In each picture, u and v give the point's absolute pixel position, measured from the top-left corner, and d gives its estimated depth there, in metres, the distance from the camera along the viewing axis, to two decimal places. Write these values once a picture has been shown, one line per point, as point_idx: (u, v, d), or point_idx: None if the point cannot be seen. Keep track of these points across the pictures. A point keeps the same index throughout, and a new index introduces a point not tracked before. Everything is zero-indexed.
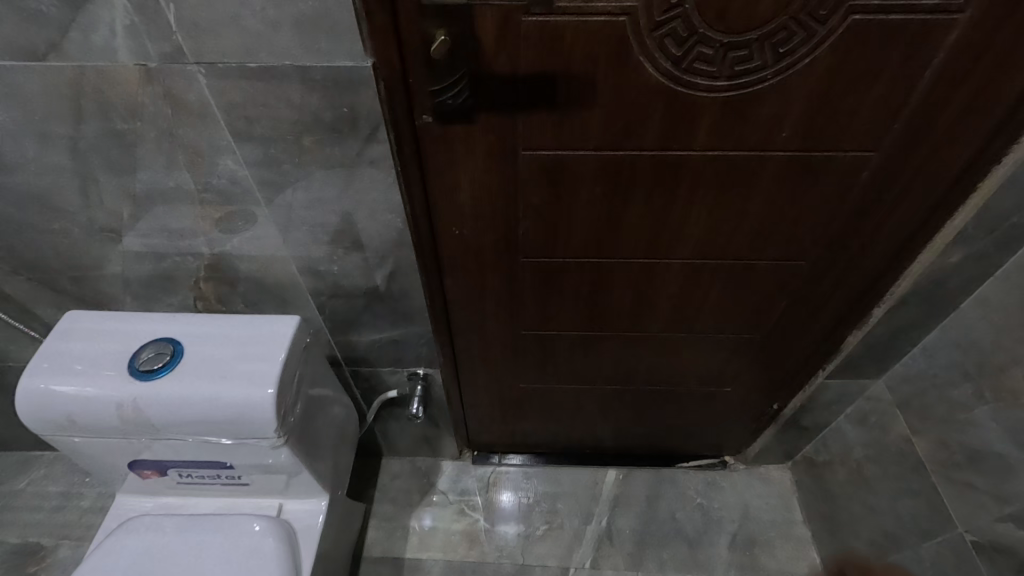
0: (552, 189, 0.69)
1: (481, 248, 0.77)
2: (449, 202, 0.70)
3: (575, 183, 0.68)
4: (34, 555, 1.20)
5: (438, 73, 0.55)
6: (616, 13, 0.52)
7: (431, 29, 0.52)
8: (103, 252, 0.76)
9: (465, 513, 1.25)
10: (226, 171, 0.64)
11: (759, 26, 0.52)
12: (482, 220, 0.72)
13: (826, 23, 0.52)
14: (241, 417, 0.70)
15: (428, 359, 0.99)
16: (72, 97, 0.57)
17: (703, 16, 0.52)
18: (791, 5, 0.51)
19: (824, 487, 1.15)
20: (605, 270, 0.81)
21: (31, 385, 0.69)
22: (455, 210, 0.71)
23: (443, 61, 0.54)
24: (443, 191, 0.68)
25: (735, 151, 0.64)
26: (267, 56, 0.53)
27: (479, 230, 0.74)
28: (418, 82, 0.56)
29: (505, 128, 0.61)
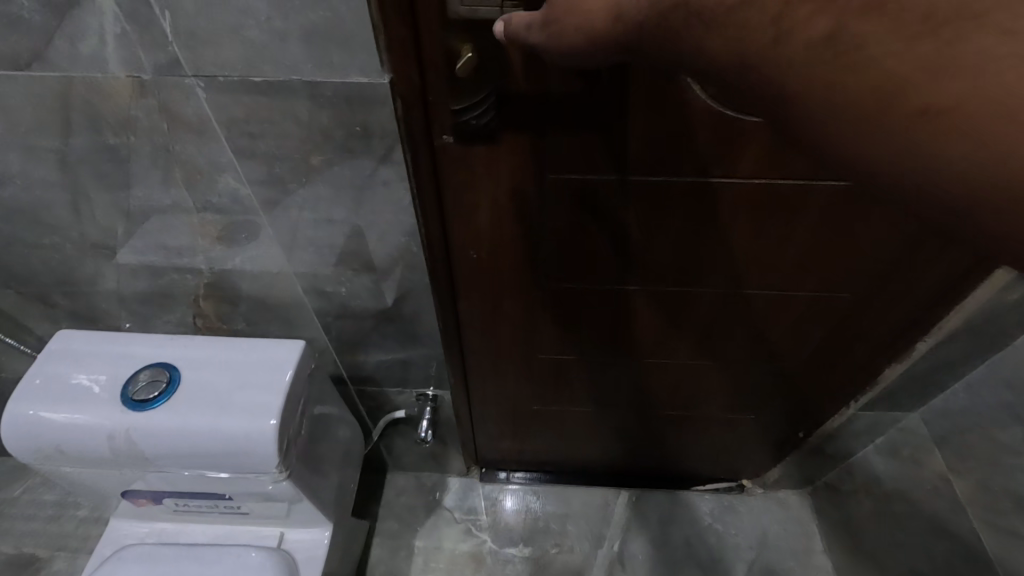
0: (580, 211, 0.64)
1: (498, 272, 0.72)
2: (467, 224, 0.65)
3: (605, 207, 0.63)
4: (29, 566, 1.17)
5: (462, 91, 0.50)
6: None
7: (456, 42, 0.47)
8: (97, 267, 0.72)
9: (472, 533, 1.20)
10: (226, 188, 0.59)
11: None
12: (500, 243, 0.67)
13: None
14: (240, 452, 0.66)
15: (437, 379, 0.94)
16: (59, 108, 0.52)
17: None
18: None
19: (846, 517, 1.10)
20: (634, 293, 0.76)
21: (18, 414, 0.65)
22: (471, 233, 0.66)
23: (468, 78, 0.49)
24: (461, 214, 0.63)
25: (783, 178, 0.59)
26: (273, 70, 0.48)
27: (499, 253, 0.69)
28: (441, 101, 0.51)
29: (533, 150, 0.56)
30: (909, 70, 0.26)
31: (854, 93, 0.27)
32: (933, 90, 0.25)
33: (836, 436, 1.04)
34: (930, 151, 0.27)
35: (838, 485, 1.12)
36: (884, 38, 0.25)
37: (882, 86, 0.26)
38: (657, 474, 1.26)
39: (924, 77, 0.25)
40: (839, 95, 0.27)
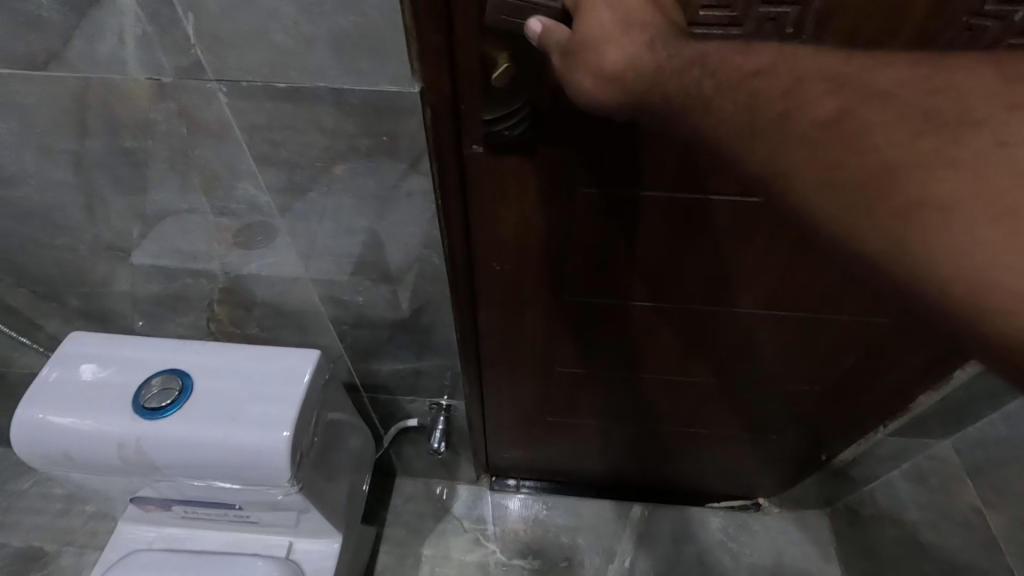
0: (611, 228, 0.61)
1: (520, 284, 0.69)
2: (492, 235, 0.62)
3: (639, 223, 0.61)
4: (35, 561, 1.16)
5: (497, 99, 0.48)
6: None
7: (492, 50, 0.44)
8: (111, 269, 0.70)
9: (480, 543, 1.19)
10: (245, 195, 0.57)
11: None
12: (525, 255, 0.65)
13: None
14: (252, 464, 0.64)
15: (452, 390, 0.92)
16: (75, 109, 0.50)
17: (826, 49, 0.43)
18: (935, 40, 0.42)
19: (868, 543, 1.07)
20: (660, 312, 0.74)
21: (27, 418, 0.63)
22: (495, 246, 0.64)
23: (504, 87, 0.47)
24: (487, 225, 0.61)
25: None
26: (299, 76, 0.46)
27: (523, 266, 0.66)
28: (474, 109, 0.49)
29: (567, 163, 0.54)
30: (904, 161, 0.27)
31: (852, 173, 0.28)
32: (925, 181, 0.27)
33: (860, 459, 1.01)
34: (921, 241, 0.27)
35: (859, 508, 1.08)
36: (884, 128, 0.28)
37: (878, 171, 0.28)
38: (671, 488, 1.23)
39: (917, 168, 0.27)
40: (837, 174, 0.28)
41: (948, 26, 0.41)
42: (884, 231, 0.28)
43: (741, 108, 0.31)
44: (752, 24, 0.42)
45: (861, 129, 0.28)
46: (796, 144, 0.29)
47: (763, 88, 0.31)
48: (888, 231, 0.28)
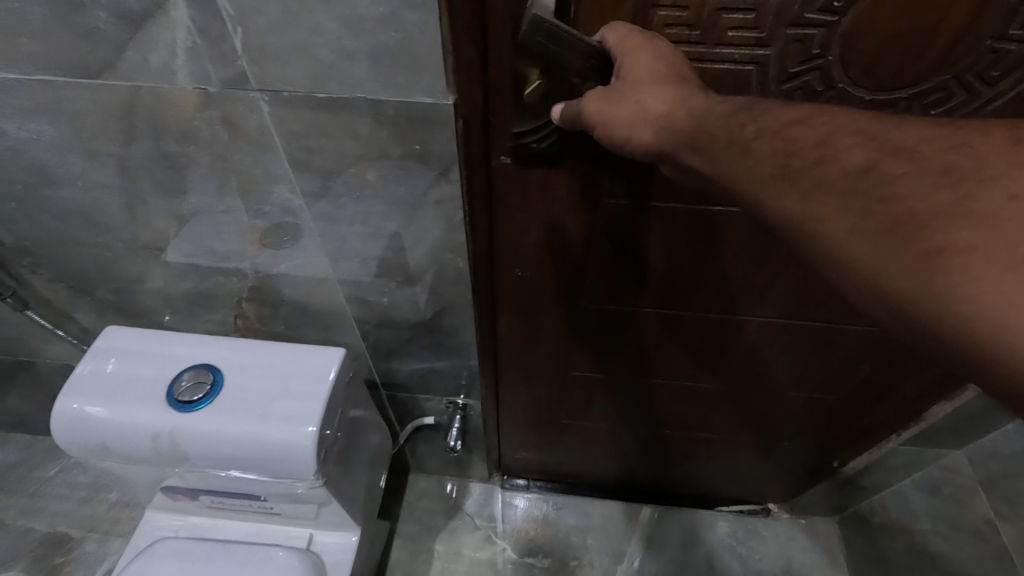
0: (634, 242, 0.63)
1: (542, 291, 0.71)
2: (517, 244, 0.64)
3: (660, 235, 0.62)
4: (61, 545, 1.20)
5: (528, 114, 0.49)
6: (744, 61, 0.44)
7: (524, 67, 0.46)
8: (146, 266, 0.73)
9: (491, 541, 1.20)
10: (280, 199, 0.60)
11: (912, 84, 0.45)
12: (547, 264, 0.66)
13: (995, 86, 0.44)
14: (279, 458, 0.66)
15: (469, 389, 0.94)
16: (124, 116, 0.52)
17: (849, 69, 0.44)
18: (958, 62, 0.43)
19: (878, 551, 1.07)
20: (677, 322, 0.75)
21: (67, 409, 0.66)
22: (519, 254, 0.65)
23: (535, 104, 0.49)
24: (512, 233, 0.62)
25: None
26: (338, 87, 0.48)
27: (544, 273, 0.68)
28: (502, 122, 0.51)
29: (592, 176, 0.56)
30: (926, 212, 0.29)
31: (879, 221, 0.30)
32: (947, 230, 0.28)
33: (870, 468, 1.02)
34: (943, 283, 0.27)
35: (870, 517, 1.09)
36: (907, 179, 0.30)
37: (904, 218, 0.29)
38: (679, 491, 1.24)
39: (939, 217, 0.28)
40: (864, 221, 0.30)
41: (972, 48, 0.42)
42: (906, 274, 0.28)
43: (778, 160, 0.33)
44: (779, 45, 0.43)
45: (889, 181, 0.30)
46: (827, 191, 0.32)
47: (798, 139, 0.33)
48: (911, 274, 0.28)
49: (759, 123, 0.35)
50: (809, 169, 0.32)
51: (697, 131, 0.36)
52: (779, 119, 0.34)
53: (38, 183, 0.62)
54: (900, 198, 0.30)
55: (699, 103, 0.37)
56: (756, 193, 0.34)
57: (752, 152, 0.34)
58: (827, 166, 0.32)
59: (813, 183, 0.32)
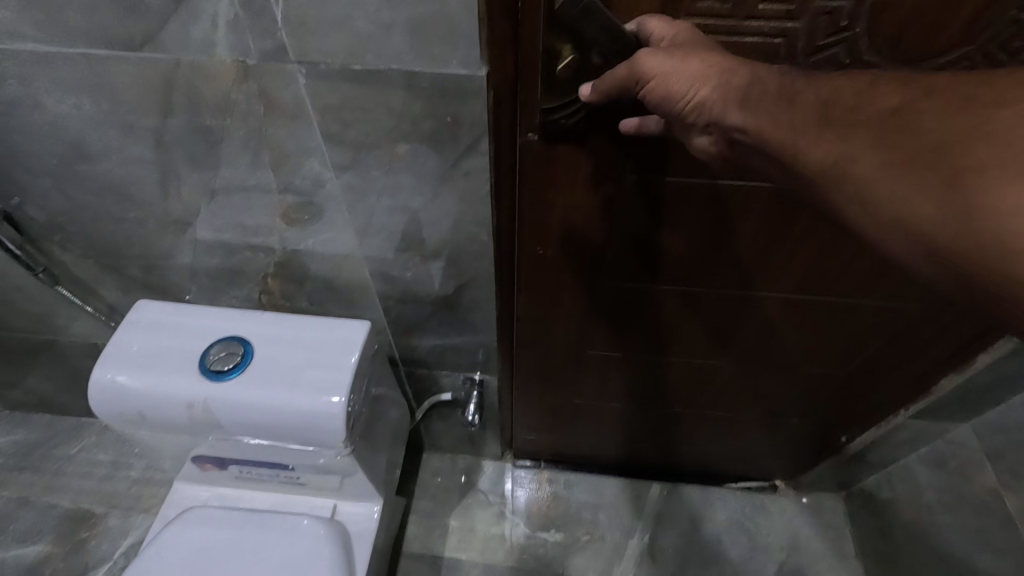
0: (656, 217, 0.65)
1: (562, 271, 0.73)
2: (539, 224, 0.66)
3: (680, 213, 0.64)
4: (85, 521, 1.23)
5: (558, 92, 0.51)
6: (773, 34, 0.46)
7: (556, 42, 0.47)
8: (175, 242, 0.75)
9: (504, 517, 1.23)
10: (311, 172, 0.61)
11: (936, 56, 0.46)
12: (568, 244, 0.68)
13: (1016, 57, 0.46)
14: (309, 426, 0.68)
15: (485, 366, 0.95)
16: (162, 89, 0.54)
17: (877, 41, 0.45)
18: (983, 34, 0.44)
19: (883, 525, 1.10)
20: (693, 298, 0.77)
21: (102, 379, 0.68)
22: (541, 234, 0.67)
23: (567, 79, 0.50)
24: (534, 213, 0.64)
25: None
26: (374, 59, 0.49)
27: (564, 253, 0.70)
28: (530, 99, 0.52)
29: (615, 152, 0.57)
30: (950, 141, 0.33)
31: (907, 154, 0.34)
32: (969, 156, 0.32)
33: (879, 442, 1.04)
34: (963, 200, 0.31)
35: (876, 492, 1.12)
36: (932, 116, 0.34)
37: (931, 150, 0.33)
38: (689, 470, 1.26)
39: (963, 144, 0.32)
40: (894, 157, 0.34)
41: (998, 18, 0.44)
42: (933, 199, 0.32)
43: (816, 111, 0.37)
44: (809, 18, 0.45)
45: (916, 120, 0.34)
46: (861, 133, 0.35)
47: (837, 96, 0.37)
48: (937, 200, 0.32)
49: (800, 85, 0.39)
50: (844, 120, 0.36)
51: (741, 90, 0.40)
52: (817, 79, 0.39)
53: (74, 158, 0.63)
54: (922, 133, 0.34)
55: (741, 66, 0.41)
56: (793, 144, 0.38)
57: (794, 106, 0.38)
58: (863, 111, 0.36)
59: (849, 129, 0.36)
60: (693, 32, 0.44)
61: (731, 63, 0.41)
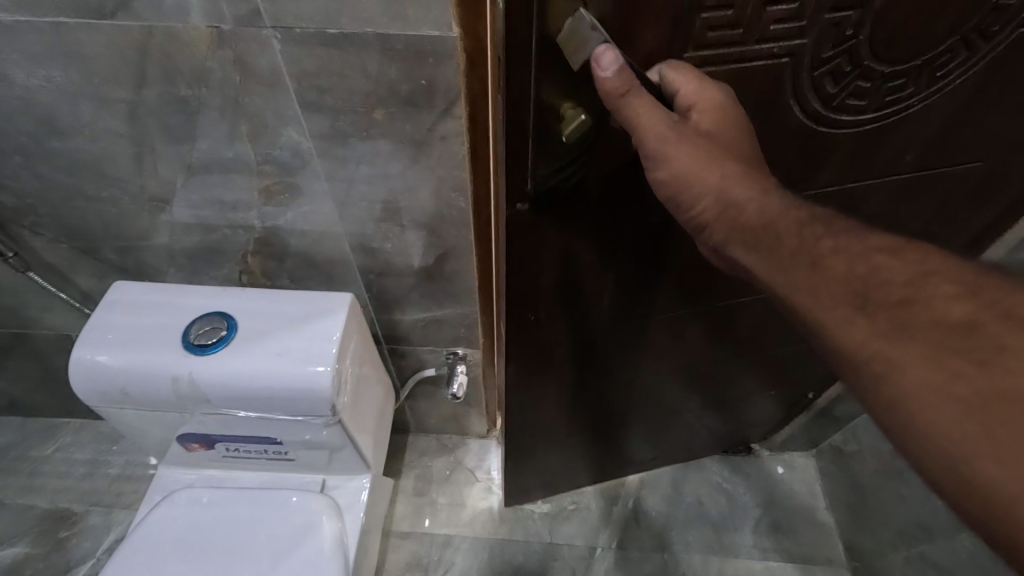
0: (645, 251, 0.67)
1: (554, 328, 0.74)
2: (529, 287, 0.66)
3: (668, 246, 0.67)
4: (66, 519, 1.21)
5: (552, 149, 0.51)
6: (780, 53, 0.48)
7: (549, 93, 0.47)
8: (152, 222, 0.74)
9: (492, 492, 1.26)
10: (289, 142, 0.62)
11: (925, 50, 0.51)
12: (559, 299, 0.69)
13: (991, 41, 0.51)
14: (296, 394, 0.70)
15: (467, 340, 0.97)
16: (136, 59, 0.54)
17: (874, 46, 0.49)
18: (965, 25, 0.49)
19: (850, 476, 1.16)
20: (683, 321, 0.81)
21: (84, 358, 0.68)
22: (533, 297, 0.67)
23: (560, 143, 0.51)
24: (525, 277, 0.64)
25: (858, 182, 0.63)
26: (349, 22, 0.51)
27: (556, 309, 0.71)
28: (520, 163, 0.51)
29: (599, 198, 0.58)
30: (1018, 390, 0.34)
31: (965, 386, 0.35)
32: None
33: (844, 396, 1.10)
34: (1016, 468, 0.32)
35: (842, 446, 1.18)
36: (1008, 351, 0.35)
37: (994, 394, 0.34)
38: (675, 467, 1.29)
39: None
40: (949, 381, 0.35)
41: (979, 8, 0.48)
42: (986, 449, 0.33)
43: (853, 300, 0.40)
44: (818, 29, 0.47)
45: (973, 343, 0.36)
46: (896, 333, 0.38)
47: (879, 281, 0.40)
48: (991, 452, 0.33)
49: (836, 252, 0.42)
50: (902, 323, 0.38)
51: (772, 246, 0.43)
52: (860, 254, 0.42)
53: (45, 135, 0.63)
54: (959, 353, 0.36)
55: (766, 203, 0.44)
56: (829, 321, 0.40)
57: (831, 281, 0.41)
58: (910, 309, 0.38)
59: (904, 332, 0.38)
60: (727, 128, 0.46)
61: (760, 200, 0.44)
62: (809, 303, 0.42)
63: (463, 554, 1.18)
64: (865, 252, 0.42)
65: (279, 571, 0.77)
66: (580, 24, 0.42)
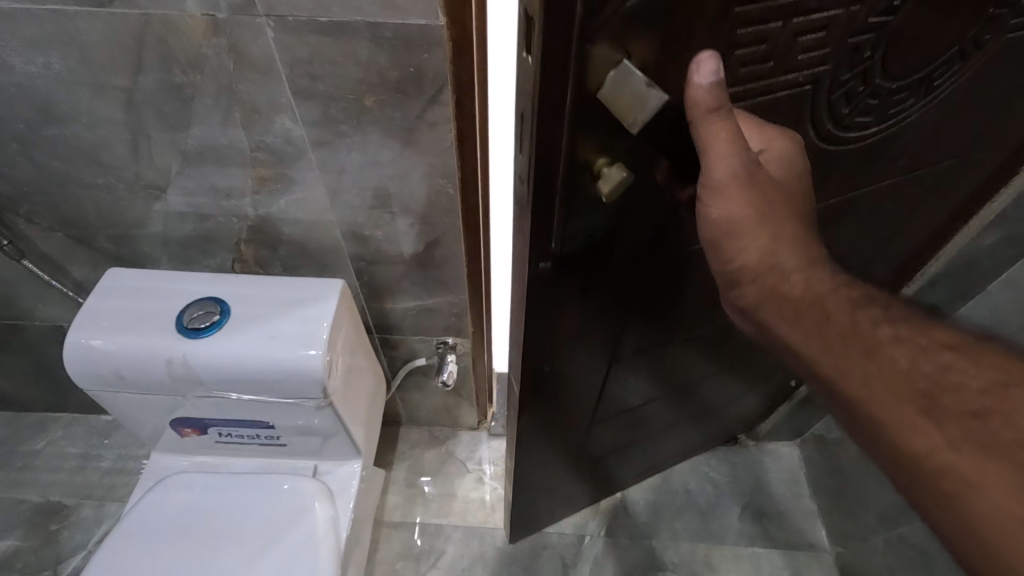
0: (655, 290, 0.68)
1: (567, 374, 0.74)
2: (546, 338, 0.65)
3: (676, 281, 0.69)
4: (57, 513, 1.21)
5: (579, 206, 0.51)
6: (803, 81, 0.49)
7: (584, 149, 0.46)
8: (146, 210, 0.76)
9: (482, 482, 1.27)
10: (282, 129, 0.64)
11: (926, 65, 0.53)
12: (573, 345, 0.69)
13: (983, 49, 0.54)
14: (288, 376, 0.71)
15: (458, 329, 0.99)
16: (133, 46, 0.56)
17: (884, 65, 0.51)
18: (962, 38, 0.52)
19: (832, 463, 1.19)
20: (686, 342, 0.84)
21: (77, 341, 0.69)
22: (551, 347, 0.67)
23: (586, 200, 0.50)
24: (544, 330, 0.63)
25: (856, 191, 0.65)
26: (340, 10, 0.53)
27: (571, 356, 0.71)
28: (546, 221, 0.51)
29: (617, 247, 0.58)
30: None
31: None
32: None
33: None
34: None
35: (825, 434, 1.21)
36: None
37: None
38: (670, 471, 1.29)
39: None
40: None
41: (975, 21, 0.51)
42: None
43: (925, 407, 0.38)
44: (838, 53, 0.48)
45: None
46: (973, 445, 0.36)
47: (948, 382, 0.39)
48: None
49: (896, 340, 0.41)
50: (979, 437, 0.36)
51: (821, 323, 0.42)
52: (924, 347, 0.41)
53: (42, 122, 0.64)
54: None
55: (814, 281, 0.43)
56: (893, 419, 0.39)
57: (892, 376, 0.40)
58: (984, 422, 0.37)
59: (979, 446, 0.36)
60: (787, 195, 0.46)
61: (810, 277, 0.43)
62: (861, 391, 0.40)
63: (454, 543, 1.20)
64: (930, 349, 0.40)
65: (272, 551, 0.78)
66: (636, 84, 0.41)
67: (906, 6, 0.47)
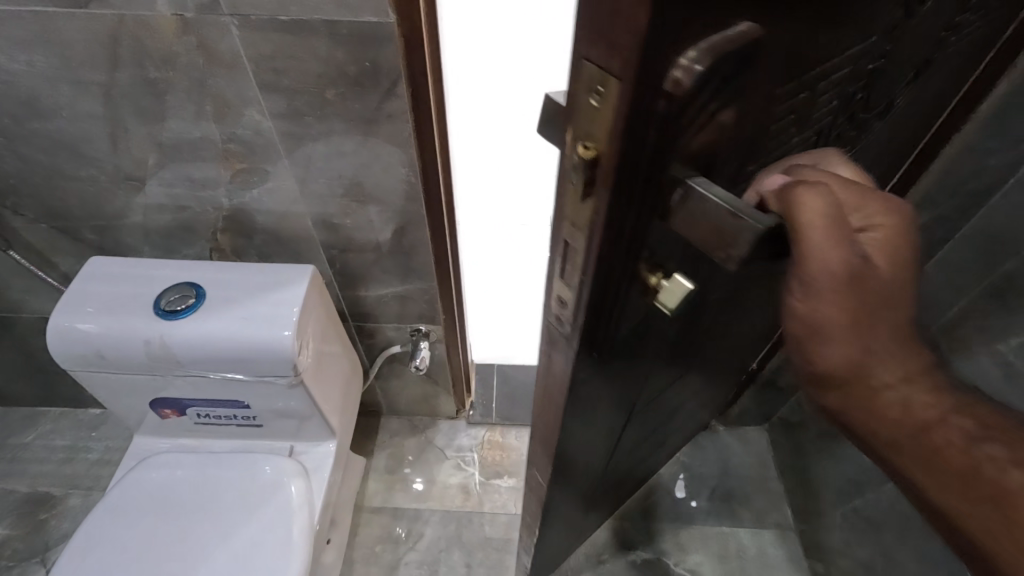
0: (673, 352, 0.63)
1: (591, 449, 0.68)
2: (576, 432, 0.57)
3: (694, 337, 0.64)
4: (45, 502, 1.24)
5: (626, 313, 0.42)
6: (813, 137, 0.45)
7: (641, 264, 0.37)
8: (127, 201, 0.80)
9: (461, 468, 1.31)
10: (250, 122, 0.69)
11: (895, 93, 0.53)
12: (600, 424, 0.62)
13: (931, 68, 0.55)
14: (260, 354, 0.75)
15: (430, 316, 1.03)
16: (109, 44, 0.61)
17: (867, 103, 0.50)
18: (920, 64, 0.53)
19: (796, 444, 1.24)
20: (691, 378, 0.81)
21: (60, 323, 0.74)
22: (579, 437, 0.59)
23: (632, 304, 0.41)
24: (574, 428, 0.55)
25: None
26: (298, 9, 0.58)
27: (597, 434, 0.64)
28: (593, 335, 0.41)
29: (650, 334, 0.50)
30: None
31: None
32: None
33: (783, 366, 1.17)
34: None
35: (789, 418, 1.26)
36: None
37: None
38: None
39: None
40: None
41: (932, 47, 0.51)
42: None
43: None
44: (841, 102, 0.45)
45: None
46: None
47: None
48: None
49: None
50: None
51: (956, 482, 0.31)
52: None
53: (26, 116, 0.69)
54: None
55: (936, 425, 0.32)
56: None
57: None
58: None
59: None
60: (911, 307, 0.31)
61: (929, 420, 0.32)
62: None
63: (432, 526, 1.23)
64: None
65: (249, 525, 0.82)
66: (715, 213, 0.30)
67: (895, 49, 0.45)
